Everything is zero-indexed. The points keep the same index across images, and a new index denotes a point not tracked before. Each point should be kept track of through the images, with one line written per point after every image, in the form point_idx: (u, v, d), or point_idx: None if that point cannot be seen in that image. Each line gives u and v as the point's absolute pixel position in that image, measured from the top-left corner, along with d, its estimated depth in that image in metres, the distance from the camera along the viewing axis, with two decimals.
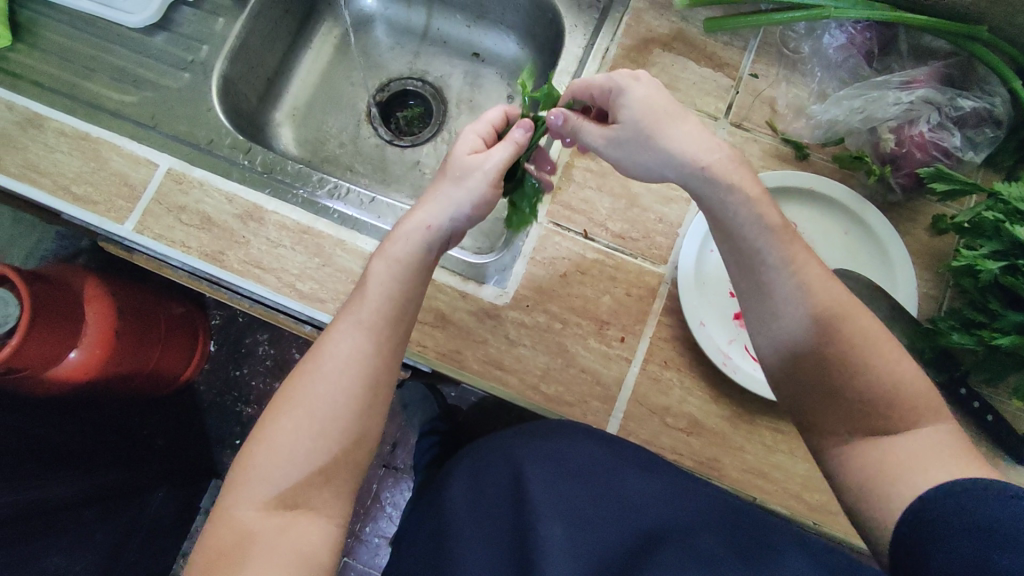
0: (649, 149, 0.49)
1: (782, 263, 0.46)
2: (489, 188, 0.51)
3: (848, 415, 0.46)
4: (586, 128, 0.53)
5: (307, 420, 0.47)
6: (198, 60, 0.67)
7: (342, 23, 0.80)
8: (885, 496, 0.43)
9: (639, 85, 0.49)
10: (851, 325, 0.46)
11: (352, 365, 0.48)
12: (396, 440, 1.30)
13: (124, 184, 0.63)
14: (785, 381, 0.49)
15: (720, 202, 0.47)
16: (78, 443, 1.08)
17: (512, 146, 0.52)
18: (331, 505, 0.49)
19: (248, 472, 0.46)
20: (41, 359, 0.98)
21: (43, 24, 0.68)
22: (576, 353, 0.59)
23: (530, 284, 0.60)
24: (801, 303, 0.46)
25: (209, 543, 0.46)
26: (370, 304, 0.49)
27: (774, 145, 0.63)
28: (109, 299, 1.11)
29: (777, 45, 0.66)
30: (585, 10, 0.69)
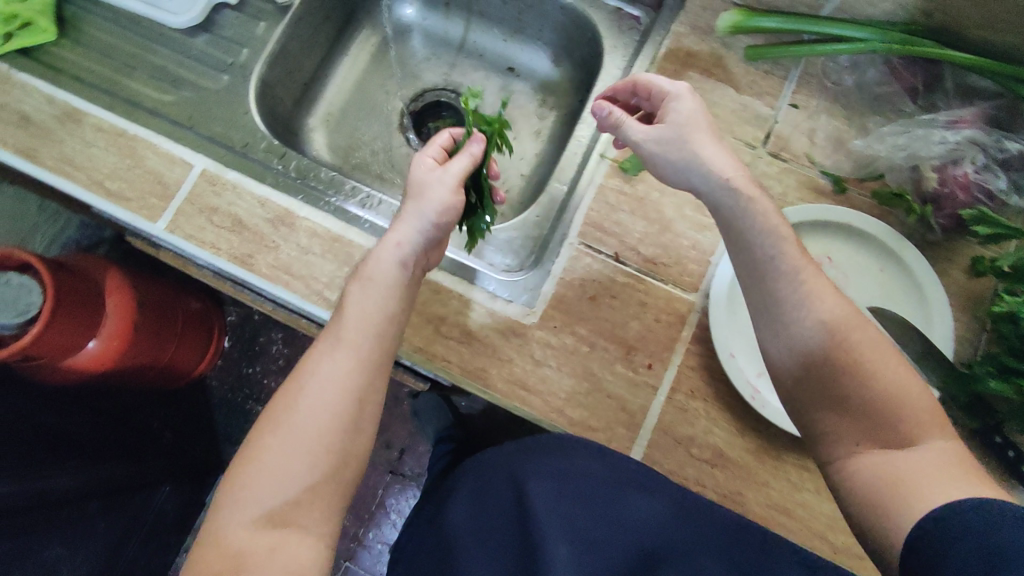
0: (697, 148, 0.52)
1: (794, 271, 0.48)
2: (451, 194, 0.57)
3: (857, 427, 0.46)
4: (626, 122, 0.56)
5: (292, 437, 0.49)
6: (237, 62, 0.67)
7: (380, 31, 0.80)
8: (897, 509, 0.43)
9: (692, 98, 0.55)
10: (858, 336, 0.46)
11: (335, 382, 0.50)
12: (405, 446, 1.30)
13: (158, 183, 0.63)
14: (791, 387, 0.48)
15: (740, 213, 0.50)
16: (88, 433, 1.08)
17: (470, 158, 0.58)
18: (319, 523, 0.49)
19: (239, 491, 0.48)
20: (60, 348, 0.97)
21: (87, 20, 0.69)
22: (602, 378, 0.58)
23: (559, 304, 0.60)
24: (809, 309, 0.47)
25: (200, 565, 0.46)
26: (350, 325, 0.52)
27: (812, 177, 0.63)
28: (129, 292, 1.11)
29: (818, 76, 0.65)
30: (626, 32, 0.69)
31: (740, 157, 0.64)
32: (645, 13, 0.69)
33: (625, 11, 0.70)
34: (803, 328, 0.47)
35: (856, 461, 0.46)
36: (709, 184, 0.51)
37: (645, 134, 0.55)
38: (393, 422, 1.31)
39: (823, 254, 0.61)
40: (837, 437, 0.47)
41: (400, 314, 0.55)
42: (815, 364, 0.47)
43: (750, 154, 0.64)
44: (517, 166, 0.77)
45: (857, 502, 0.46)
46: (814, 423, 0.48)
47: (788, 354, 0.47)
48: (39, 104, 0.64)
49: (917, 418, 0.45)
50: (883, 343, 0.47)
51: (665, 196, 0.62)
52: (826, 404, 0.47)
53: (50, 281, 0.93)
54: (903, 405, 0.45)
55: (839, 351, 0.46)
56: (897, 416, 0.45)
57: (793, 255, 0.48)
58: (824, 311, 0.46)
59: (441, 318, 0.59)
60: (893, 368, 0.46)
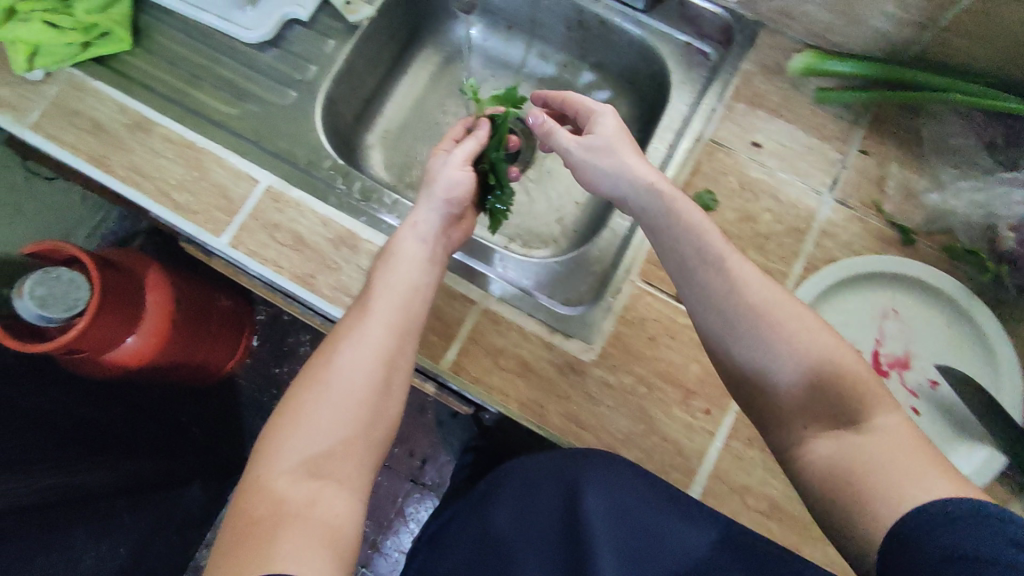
0: (618, 155, 0.58)
1: (719, 259, 0.53)
2: (464, 170, 0.62)
3: (807, 408, 0.49)
4: (556, 130, 0.62)
5: (327, 395, 0.51)
6: (304, 79, 0.68)
7: (441, 51, 0.80)
8: (864, 500, 0.43)
9: (612, 113, 0.61)
10: (779, 312, 0.50)
11: (366, 344, 0.53)
12: (426, 456, 1.31)
13: (222, 197, 0.63)
14: (733, 373, 0.52)
15: (660, 219, 0.55)
16: (115, 428, 1.09)
17: (476, 140, 0.64)
18: (353, 479, 0.50)
19: (279, 441, 0.49)
20: (99, 343, 0.97)
21: (159, 30, 0.70)
22: (659, 421, 0.58)
23: (618, 343, 0.60)
24: (733, 292, 0.51)
25: (241, 516, 0.47)
26: (380, 293, 0.55)
27: (880, 226, 0.61)
28: (168, 290, 1.11)
29: (890, 123, 0.64)
30: (694, 68, 0.68)
31: (806, 201, 0.63)
32: (713, 48, 0.69)
33: (695, 47, 0.69)
34: (728, 309, 0.51)
35: (812, 444, 0.48)
36: (634, 188, 0.57)
37: (576, 143, 0.61)
38: (416, 431, 1.31)
39: (886, 306, 0.60)
40: (791, 422, 0.49)
41: (428, 285, 0.58)
42: (744, 347, 0.51)
43: (816, 200, 0.63)
44: (571, 193, 0.77)
45: (822, 493, 0.46)
46: (770, 409, 0.51)
47: (720, 342, 0.52)
48: (112, 112, 0.65)
49: (858, 389, 0.48)
50: (811, 318, 0.51)
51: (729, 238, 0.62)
52: (774, 388, 0.50)
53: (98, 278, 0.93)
54: (839, 377, 0.48)
55: (767, 331, 0.50)
56: (840, 388, 0.48)
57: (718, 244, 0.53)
58: (749, 296, 0.51)
59: (499, 350, 0.60)
60: (822, 343, 0.49)
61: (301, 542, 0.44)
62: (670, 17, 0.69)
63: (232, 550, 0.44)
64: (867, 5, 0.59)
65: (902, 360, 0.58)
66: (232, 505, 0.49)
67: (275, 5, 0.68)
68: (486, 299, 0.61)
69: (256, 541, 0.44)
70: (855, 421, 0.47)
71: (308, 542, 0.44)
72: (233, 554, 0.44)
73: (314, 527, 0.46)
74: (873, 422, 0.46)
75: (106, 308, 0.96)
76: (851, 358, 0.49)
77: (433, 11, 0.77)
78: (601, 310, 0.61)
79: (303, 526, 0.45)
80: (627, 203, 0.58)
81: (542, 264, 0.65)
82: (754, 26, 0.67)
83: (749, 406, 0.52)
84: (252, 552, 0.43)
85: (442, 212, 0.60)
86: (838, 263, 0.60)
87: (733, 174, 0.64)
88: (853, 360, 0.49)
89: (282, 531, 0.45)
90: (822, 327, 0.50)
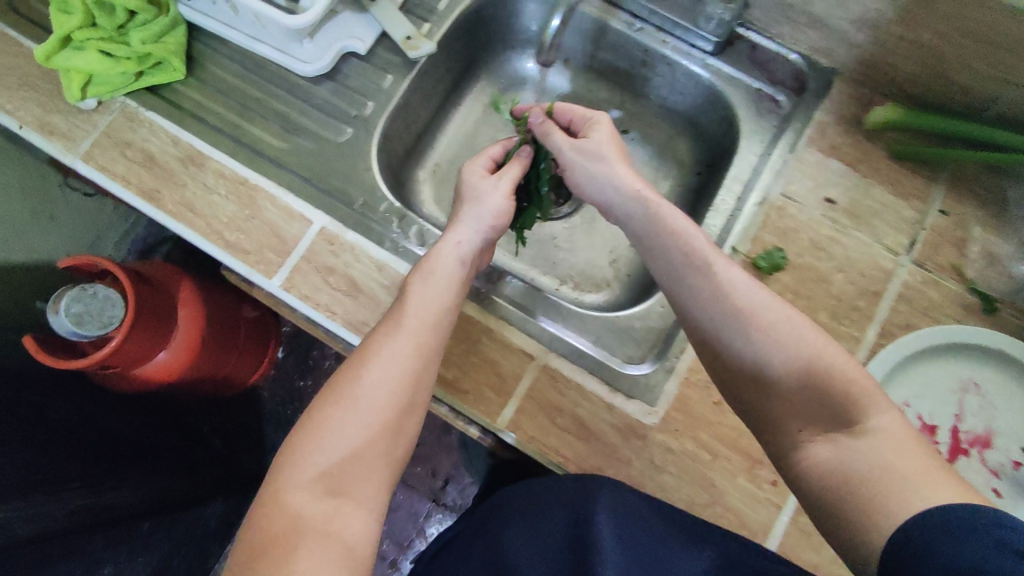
0: (605, 163, 0.58)
1: (706, 263, 0.52)
2: (505, 199, 0.61)
3: (799, 411, 0.48)
4: (554, 133, 0.61)
5: (352, 410, 0.50)
6: (361, 115, 0.66)
7: (494, 84, 0.78)
8: (861, 509, 0.42)
9: (604, 124, 0.61)
10: (762, 313, 0.50)
11: (394, 362, 0.51)
12: (450, 475, 1.25)
13: (275, 237, 0.61)
14: (726, 374, 0.52)
15: (665, 235, 0.55)
16: (142, 441, 1.05)
17: (521, 164, 0.63)
18: (372, 498, 0.48)
19: (297, 456, 0.48)
20: (131, 359, 0.93)
21: (213, 59, 0.68)
22: (723, 490, 0.56)
23: (681, 406, 0.57)
24: (719, 296, 0.51)
25: (259, 533, 0.45)
26: (412, 310, 0.54)
27: (959, 292, 0.59)
28: (199, 302, 1.06)
29: (971, 181, 0.61)
30: (765, 117, 0.65)
31: (882, 263, 0.60)
32: (786, 96, 0.66)
33: (766, 94, 0.66)
34: (716, 315, 0.51)
35: (808, 448, 0.47)
36: (622, 196, 0.57)
37: (570, 146, 0.61)
38: (438, 450, 1.26)
39: (968, 379, 0.57)
40: (785, 425, 0.48)
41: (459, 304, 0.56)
42: (733, 350, 0.51)
43: (892, 262, 0.60)
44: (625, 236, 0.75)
45: (819, 500, 0.45)
46: (763, 413, 0.50)
47: (708, 345, 0.52)
48: (164, 145, 0.64)
49: (850, 391, 0.46)
50: (798, 319, 0.50)
51: (799, 299, 0.59)
52: (761, 389, 0.50)
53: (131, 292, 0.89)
54: (828, 376, 0.47)
55: (752, 334, 0.49)
56: (830, 389, 0.47)
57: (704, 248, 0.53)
58: (734, 298, 0.51)
59: (557, 408, 0.58)
60: (808, 341, 0.48)
61: (320, 562, 0.43)
62: (741, 62, 0.66)
63: (249, 565, 0.43)
64: (957, 62, 0.56)
65: (983, 438, 0.56)
66: (248, 516, 0.47)
67: (333, 38, 0.66)
68: (545, 355, 0.59)
69: (273, 559, 0.43)
70: (851, 424, 0.45)
71: (326, 563, 0.43)
72: (250, 569, 0.42)
73: (333, 548, 0.44)
74: (867, 424, 0.45)
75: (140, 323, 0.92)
76: (837, 355, 0.48)
77: (492, 43, 0.76)
78: (665, 371, 0.59)
79: (322, 545, 0.44)
80: (616, 213, 0.58)
81: (603, 319, 0.62)
82: (830, 74, 0.65)
83: (742, 408, 0.52)
84: (270, 569, 0.42)
85: (479, 232, 0.59)
86: (917, 331, 0.57)
87: (804, 231, 0.61)
88: (841, 358, 0.48)
89: (301, 549, 0.43)
90: (807, 324, 0.50)
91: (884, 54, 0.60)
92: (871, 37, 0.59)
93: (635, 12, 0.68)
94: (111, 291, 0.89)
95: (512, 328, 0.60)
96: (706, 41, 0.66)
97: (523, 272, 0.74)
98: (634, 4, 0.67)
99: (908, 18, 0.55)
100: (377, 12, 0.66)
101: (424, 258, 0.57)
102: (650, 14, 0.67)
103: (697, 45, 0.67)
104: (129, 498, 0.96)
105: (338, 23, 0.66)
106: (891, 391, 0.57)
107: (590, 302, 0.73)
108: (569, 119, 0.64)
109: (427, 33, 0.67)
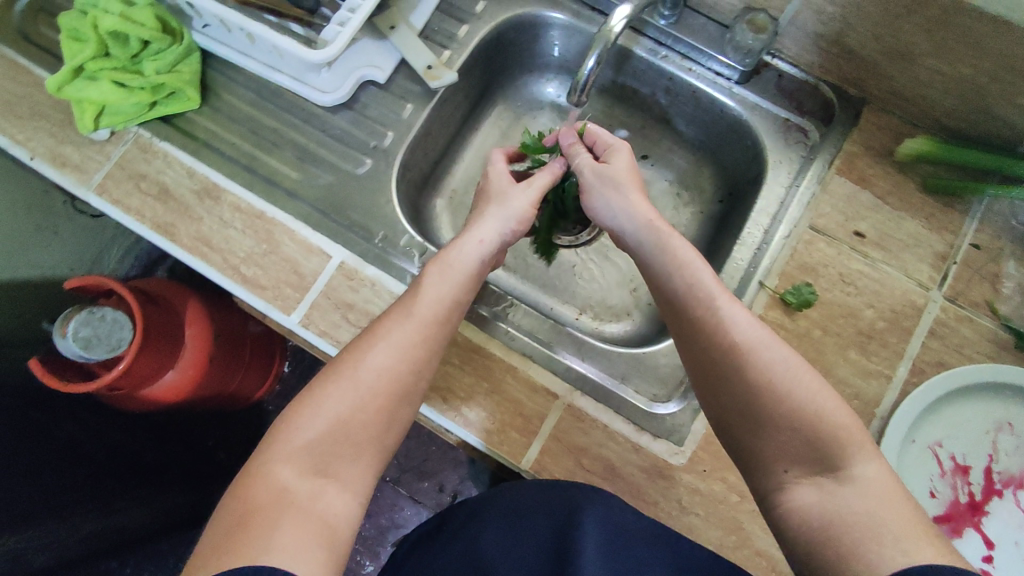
0: (619, 191, 0.58)
1: (708, 297, 0.50)
2: (529, 206, 0.60)
3: (786, 452, 0.45)
4: (579, 152, 0.63)
5: (354, 394, 0.48)
6: (381, 146, 0.65)
7: (512, 108, 0.77)
8: (841, 554, 0.40)
9: (626, 153, 0.61)
10: (757, 352, 0.47)
11: (401, 352, 0.50)
12: (457, 491, 1.17)
13: (294, 272, 0.60)
14: (715, 410, 0.49)
15: (664, 245, 0.54)
16: (151, 457, 1.00)
17: (551, 174, 0.63)
18: (357, 480, 0.47)
19: (291, 430, 0.47)
20: (135, 382, 0.85)
21: (227, 87, 0.67)
22: (752, 534, 0.53)
23: (710, 447, 0.56)
24: (715, 329, 0.49)
25: (239, 502, 0.43)
26: (425, 300, 0.53)
27: (992, 329, 0.57)
28: (207, 319, 0.98)
29: (1003, 215, 0.60)
30: (792, 146, 0.65)
31: (914, 298, 0.59)
32: (815, 126, 0.66)
33: (792, 123, 0.66)
34: (708, 348, 0.49)
35: (792, 491, 0.44)
36: (634, 225, 0.56)
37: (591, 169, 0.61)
38: (444, 465, 1.17)
39: (1001, 419, 0.55)
40: (770, 464, 0.46)
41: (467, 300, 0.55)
42: (726, 387, 0.48)
43: (923, 297, 0.58)
44: None
45: (799, 544, 0.43)
46: (748, 452, 0.47)
47: (701, 377, 0.50)
48: (180, 177, 0.62)
49: (839, 437, 0.44)
50: (794, 358, 0.47)
51: (829, 336, 0.58)
52: (749, 429, 0.47)
53: (137, 312, 0.82)
54: (816, 418, 0.44)
55: (744, 373, 0.47)
56: (818, 434, 0.44)
57: (708, 280, 0.51)
58: (730, 334, 0.48)
59: (583, 450, 0.56)
60: (802, 382, 0.46)
61: (301, 537, 0.42)
62: (768, 92, 0.67)
63: (228, 532, 0.41)
64: (999, 95, 0.55)
65: (1016, 479, 0.55)
66: (232, 484, 0.46)
67: (351, 66, 0.65)
68: (570, 394, 0.58)
69: (255, 528, 0.41)
70: (836, 469, 0.43)
71: (306, 538, 0.42)
72: (229, 535, 0.41)
73: (313, 525, 0.43)
74: (852, 471, 0.43)
75: (147, 343, 0.84)
76: (827, 398, 0.45)
77: (510, 68, 0.75)
78: (692, 410, 0.57)
79: (303, 520, 0.43)
80: (626, 238, 0.58)
81: (628, 355, 0.61)
82: (860, 104, 0.65)
83: (730, 444, 0.49)
84: (250, 537, 0.41)
85: (496, 232, 0.58)
86: (950, 369, 0.56)
87: (834, 266, 0.60)
88: (832, 401, 0.45)
89: (283, 522, 0.42)
90: (801, 365, 0.47)
91: (920, 86, 0.59)
92: (905, 70, 0.58)
93: (659, 39, 0.68)
94: (119, 314, 0.82)
95: (535, 366, 0.59)
96: (733, 69, 0.66)
97: (541, 301, 0.73)
98: (657, 31, 0.68)
99: (944, 52, 0.54)
100: (396, 40, 0.65)
101: (443, 249, 0.57)
102: (674, 42, 0.68)
103: (725, 73, 0.67)
104: (140, 520, 0.92)
105: (356, 50, 0.65)
106: (923, 430, 0.56)
107: (609, 332, 0.71)
108: (592, 144, 0.64)
109: (446, 61, 0.66)
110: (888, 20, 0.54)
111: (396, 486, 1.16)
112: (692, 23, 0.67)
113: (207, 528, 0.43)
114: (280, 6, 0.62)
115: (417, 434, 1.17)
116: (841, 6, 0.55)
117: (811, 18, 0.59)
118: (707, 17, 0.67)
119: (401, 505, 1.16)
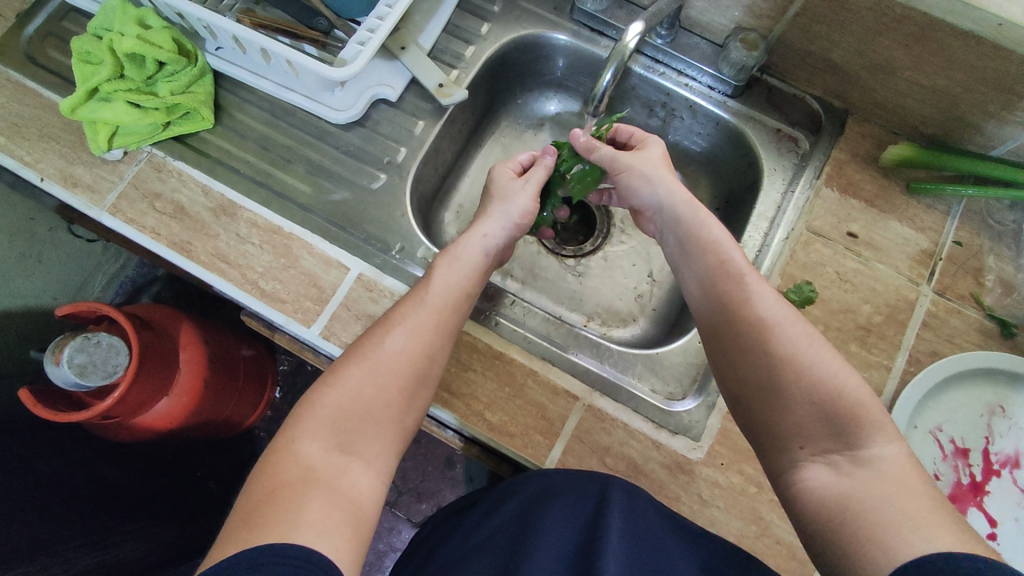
0: (657, 169, 0.60)
1: (742, 275, 0.53)
2: (530, 200, 0.63)
3: (808, 429, 0.48)
4: (605, 147, 0.63)
5: (374, 374, 0.50)
6: (394, 161, 0.67)
7: (517, 125, 0.81)
8: (856, 541, 0.42)
9: (659, 143, 0.63)
10: (785, 330, 0.50)
11: (417, 336, 0.52)
12: None
13: (313, 286, 0.60)
14: (736, 385, 0.53)
15: (696, 221, 0.57)
16: (142, 488, 0.96)
17: (544, 169, 0.65)
18: (379, 459, 0.49)
19: (314, 408, 0.48)
20: (129, 408, 0.82)
21: (241, 107, 0.68)
22: (772, 523, 0.55)
23: (726, 440, 0.58)
24: (746, 307, 0.52)
25: (267, 476, 0.45)
26: (436, 288, 0.54)
27: (979, 319, 0.61)
28: (201, 346, 0.95)
29: (980, 213, 0.65)
30: (785, 155, 0.70)
31: (907, 293, 0.62)
32: (804, 135, 0.71)
33: (784, 134, 0.71)
34: (742, 326, 0.52)
35: (806, 470, 0.47)
36: (677, 199, 0.58)
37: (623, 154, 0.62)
38: (443, 486, 1.16)
39: (994, 403, 0.59)
40: (789, 443, 0.48)
41: (475, 292, 0.57)
42: (755, 365, 0.51)
43: (914, 291, 0.62)
44: (650, 270, 0.77)
45: (815, 527, 0.45)
46: (769, 426, 0.50)
47: (731, 363, 0.53)
48: (195, 195, 0.63)
49: (870, 424, 0.46)
50: (820, 340, 0.50)
51: (832, 332, 0.61)
52: (771, 407, 0.50)
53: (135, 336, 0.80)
54: (846, 401, 0.47)
55: (776, 350, 0.49)
56: (844, 415, 0.46)
57: (741, 262, 0.54)
58: (758, 312, 0.51)
59: (606, 449, 0.58)
60: (826, 360, 0.49)
61: (327, 514, 0.43)
62: (759, 104, 0.72)
63: (257, 508, 0.42)
64: (972, 103, 0.60)
65: (1012, 459, 0.58)
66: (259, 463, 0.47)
67: (364, 85, 0.67)
68: (590, 395, 0.59)
69: (282, 502, 0.42)
70: (856, 449, 0.45)
71: (332, 515, 0.43)
72: (256, 512, 0.42)
73: (339, 501, 0.44)
74: (871, 453, 0.45)
75: (142, 369, 0.82)
76: (854, 378, 0.48)
77: (513, 86, 0.78)
78: (707, 406, 0.59)
79: (329, 495, 0.44)
80: (664, 214, 0.60)
81: (643, 356, 0.63)
82: (844, 115, 0.70)
83: (751, 427, 0.52)
84: (278, 512, 0.41)
85: (501, 223, 0.60)
86: (944, 358, 0.59)
87: (831, 265, 0.63)
88: (857, 380, 0.48)
89: (311, 496, 0.43)
90: (828, 346, 0.50)
91: (899, 96, 0.64)
92: (887, 82, 0.63)
93: (656, 57, 0.73)
94: (115, 338, 0.79)
95: (555, 369, 0.61)
96: (725, 84, 0.71)
97: (551, 309, 0.75)
98: (654, 50, 0.72)
99: (920, 65, 0.58)
100: (407, 59, 0.68)
101: (450, 243, 0.59)
102: (670, 59, 0.73)
103: (717, 88, 0.72)
104: (136, 550, 0.87)
105: (369, 70, 0.68)
106: (924, 417, 0.59)
107: (618, 336, 0.74)
108: (628, 138, 0.67)
109: (455, 79, 0.69)
110: (869, 37, 0.59)
111: (395, 509, 1.15)
112: (687, 42, 0.72)
113: (238, 500, 0.44)
114: (293, 28, 0.65)
115: (413, 455, 1.16)
116: (827, 25, 0.60)
117: (798, 37, 0.64)
118: (699, 36, 0.72)
119: (401, 529, 1.15)
